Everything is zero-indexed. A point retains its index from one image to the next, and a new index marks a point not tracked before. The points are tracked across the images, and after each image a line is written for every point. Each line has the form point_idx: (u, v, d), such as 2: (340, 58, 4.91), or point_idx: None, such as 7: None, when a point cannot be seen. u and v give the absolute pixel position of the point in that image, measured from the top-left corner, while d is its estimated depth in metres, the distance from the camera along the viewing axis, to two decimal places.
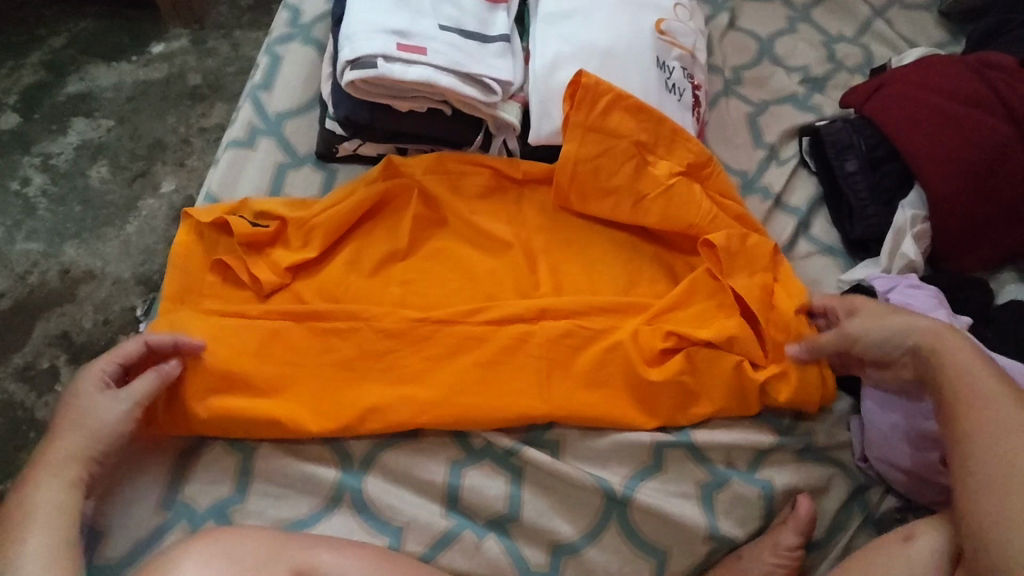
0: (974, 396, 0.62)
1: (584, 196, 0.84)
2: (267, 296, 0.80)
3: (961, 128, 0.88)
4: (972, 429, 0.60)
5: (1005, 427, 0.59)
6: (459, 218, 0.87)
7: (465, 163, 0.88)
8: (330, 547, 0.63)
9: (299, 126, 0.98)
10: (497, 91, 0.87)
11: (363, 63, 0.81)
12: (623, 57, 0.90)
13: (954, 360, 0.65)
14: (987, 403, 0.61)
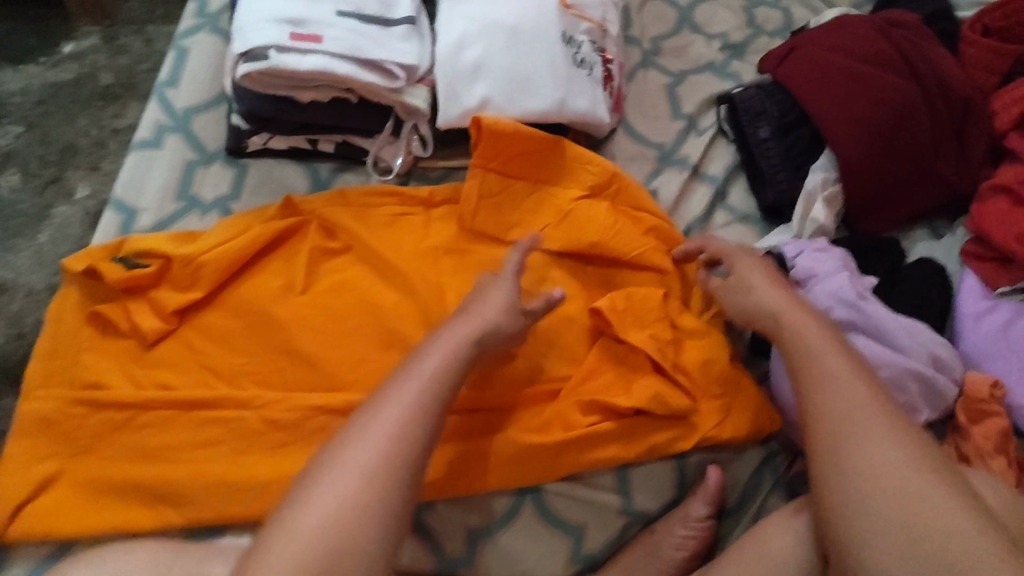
0: (821, 376, 0.64)
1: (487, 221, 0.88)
2: (152, 345, 0.78)
3: (867, 89, 0.89)
4: (818, 409, 0.63)
5: (844, 406, 0.62)
6: (363, 232, 0.87)
7: (378, 193, 0.90)
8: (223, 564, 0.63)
9: (207, 123, 0.95)
10: (401, 76, 0.85)
11: (255, 55, 0.79)
12: (531, 33, 0.88)
13: (808, 340, 0.68)
14: (835, 381, 0.63)
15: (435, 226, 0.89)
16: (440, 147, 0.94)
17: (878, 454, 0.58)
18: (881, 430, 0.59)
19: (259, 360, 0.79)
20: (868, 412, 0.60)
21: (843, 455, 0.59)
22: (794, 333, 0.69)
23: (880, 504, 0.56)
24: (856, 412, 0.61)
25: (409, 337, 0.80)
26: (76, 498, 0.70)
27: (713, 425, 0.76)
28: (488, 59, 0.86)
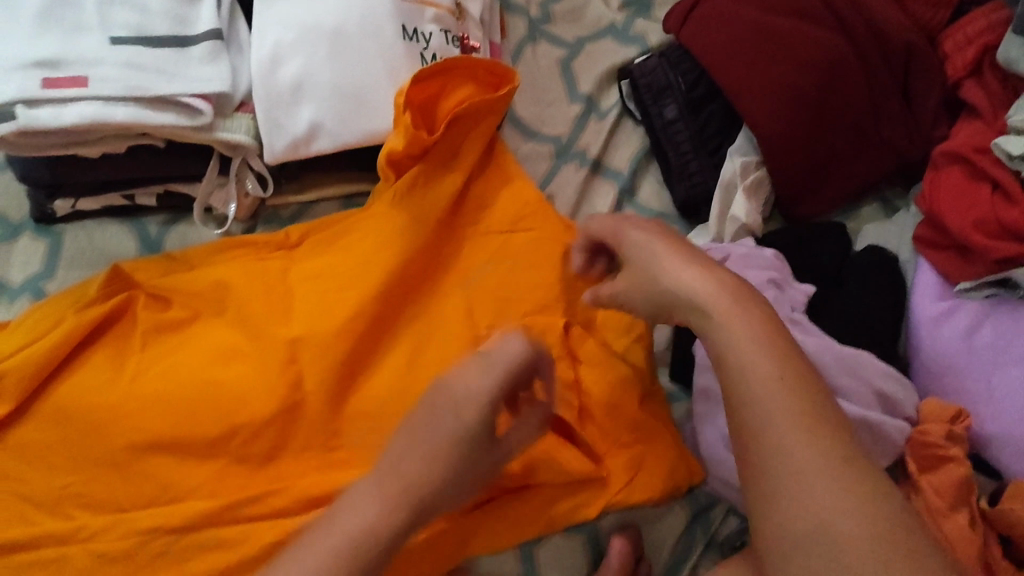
0: (754, 392, 0.46)
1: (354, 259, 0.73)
2: None
3: (783, 48, 0.73)
4: (754, 437, 0.45)
5: (787, 431, 0.44)
6: (209, 298, 0.74)
7: (226, 248, 0.76)
8: None
9: (5, 185, 0.80)
10: (205, 109, 0.69)
11: (3, 115, 0.63)
12: (358, 32, 0.72)
13: (730, 334, 0.48)
14: (761, 395, 0.46)
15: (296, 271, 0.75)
16: (287, 181, 0.79)
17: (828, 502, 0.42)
18: (837, 472, 0.43)
19: (84, 475, 0.66)
20: (813, 439, 0.44)
21: (791, 510, 0.43)
22: (719, 326, 0.48)
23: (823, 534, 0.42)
24: (796, 443, 0.44)
25: (260, 426, 0.67)
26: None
27: (621, 485, 0.65)
28: (310, 74, 0.71)
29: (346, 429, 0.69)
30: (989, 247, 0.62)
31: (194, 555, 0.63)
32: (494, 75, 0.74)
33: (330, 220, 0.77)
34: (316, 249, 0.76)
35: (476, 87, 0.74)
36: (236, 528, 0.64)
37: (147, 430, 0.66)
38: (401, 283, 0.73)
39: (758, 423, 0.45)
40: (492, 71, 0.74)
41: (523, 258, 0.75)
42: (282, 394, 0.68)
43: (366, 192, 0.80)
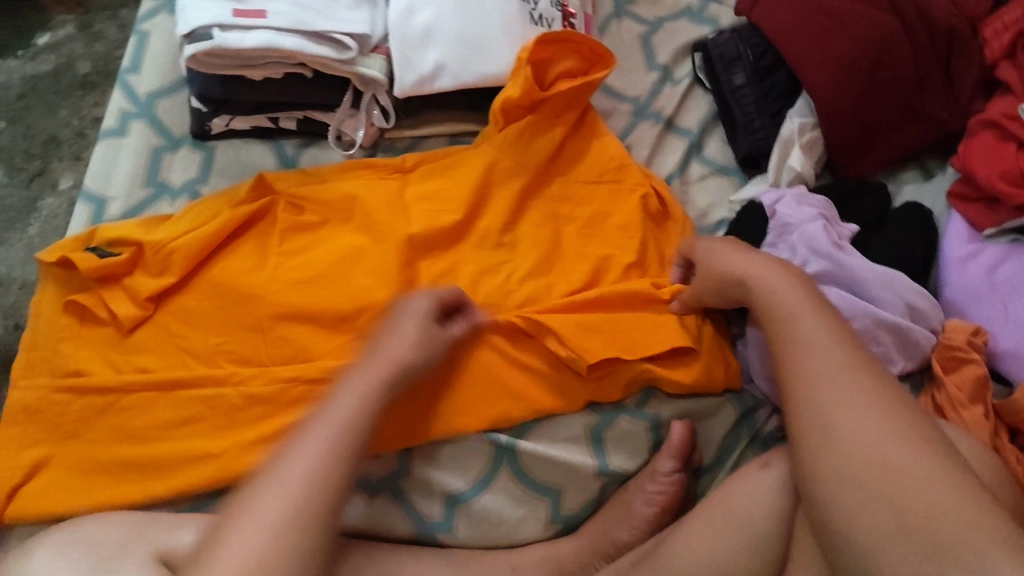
0: (792, 336, 0.59)
1: (464, 185, 0.87)
2: (130, 331, 0.79)
3: (843, 26, 0.85)
4: (798, 369, 0.57)
5: (830, 370, 0.55)
6: (340, 207, 0.87)
7: (351, 169, 0.90)
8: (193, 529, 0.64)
9: (171, 106, 0.95)
10: (351, 46, 0.84)
11: (200, 36, 0.79)
12: None
13: (781, 301, 0.62)
14: (797, 338, 0.59)
15: (412, 189, 0.88)
16: (405, 117, 0.93)
17: (855, 426, 0.52)
18: (873, 401, 0.53)
19: (237, 335, 0.79)
20: (851, 376, 0.54)
21: (847, 454, 0.51)
22: (774, 291, 0.62)
23: (894, 494, 0.49)
24: (833, 376, 0.55)
25: (380, 309, 0.80)
26: (67, 477, 0.72)
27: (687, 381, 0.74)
28: (438, 22, 0.85)
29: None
30: (1012, 195, 0.73)
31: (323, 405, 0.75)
32: (595, 54, 0.88)
33: (442, 157, 0.90)
34: (427, 175, 0.89)
35: (580, 60, 0.88)
36: None
37: (288, 303, 0.80)
38: (501, 205, 0.87)
39: (791, 363, 0.58)
40: (594, 51, 0.88)
41: (604, 191, 0.87)
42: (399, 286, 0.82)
43: (471, 132, 0.93)
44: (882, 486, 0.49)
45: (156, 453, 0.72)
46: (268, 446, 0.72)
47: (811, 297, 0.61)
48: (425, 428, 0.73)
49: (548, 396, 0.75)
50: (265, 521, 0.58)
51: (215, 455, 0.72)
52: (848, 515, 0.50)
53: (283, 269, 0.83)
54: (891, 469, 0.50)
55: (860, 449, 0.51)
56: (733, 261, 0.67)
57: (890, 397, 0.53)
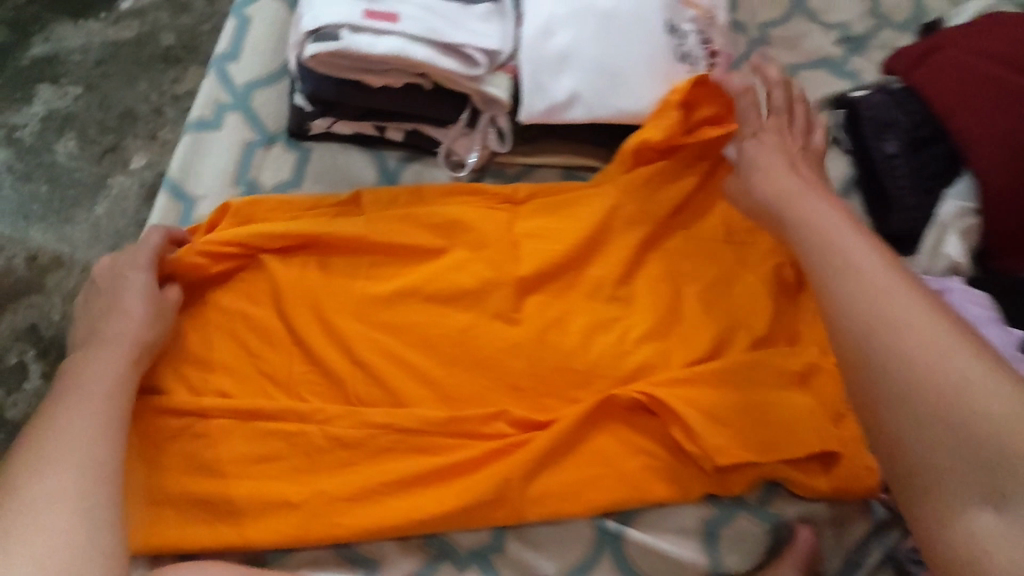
0: (840, 253, 0.58)
1: (582, 227, 0.79)
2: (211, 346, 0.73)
3: (1017, 104, 0.77)
4: (830, 268, 0.58)
5: (897, 288, 0.54)
6: (443, 233, 0.79)
7: (459, 194, 0.82)
8: None
9: (268, 99, 0.88)
10: (482, 62, 0.76)
11: (324, 35, 0.72)
12: (630, 18, 0.77)
13: (837, 243, 0.59)
14: (840, 248, 0.59)
15: (522, 224, 0.80)
16: (520, 143, 0.85)
17: (958, 365, 0.48)
18: (942, 330, 0.50)
19: (322, 366, 0.72)
20: (933, 317, 0.51)
21: (914, 386, 0.49)
22: (842, 246, 0.59)
23: (959, 426, 0.46)
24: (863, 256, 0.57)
25: (481, 358, 0.73)
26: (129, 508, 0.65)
27: (816, 482, 0.68)
28: (578, 47, 0.77)
29: (557, 375, 0.73)
30: None
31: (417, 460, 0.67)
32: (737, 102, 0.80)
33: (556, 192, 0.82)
34: (541, 210, 0.81)
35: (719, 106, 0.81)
36: (453, 446, 0.68)
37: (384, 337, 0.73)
38: (621, 253, 0.78)
39: (840, 287, 0.56)
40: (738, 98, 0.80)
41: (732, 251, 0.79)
42: (503, 333, 0.75)
43: (588, 168, 0.85)
44: (974, 440, 0.46)
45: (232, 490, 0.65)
46: (355, 499, 0.65)
47: (873, 244, 0.59)
48: (526, 500, 0.66)
49: (663, 480, 0.68)
50: (66, 453, 0.57)
51: (295, 504, 0.65)
52: (935, 470, 0.47)
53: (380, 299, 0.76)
54: (961, 382, 0.47)
55: (946, 372, 0.48)
56: (775, 181, 0.70)
57: (958, 325, 0.51)
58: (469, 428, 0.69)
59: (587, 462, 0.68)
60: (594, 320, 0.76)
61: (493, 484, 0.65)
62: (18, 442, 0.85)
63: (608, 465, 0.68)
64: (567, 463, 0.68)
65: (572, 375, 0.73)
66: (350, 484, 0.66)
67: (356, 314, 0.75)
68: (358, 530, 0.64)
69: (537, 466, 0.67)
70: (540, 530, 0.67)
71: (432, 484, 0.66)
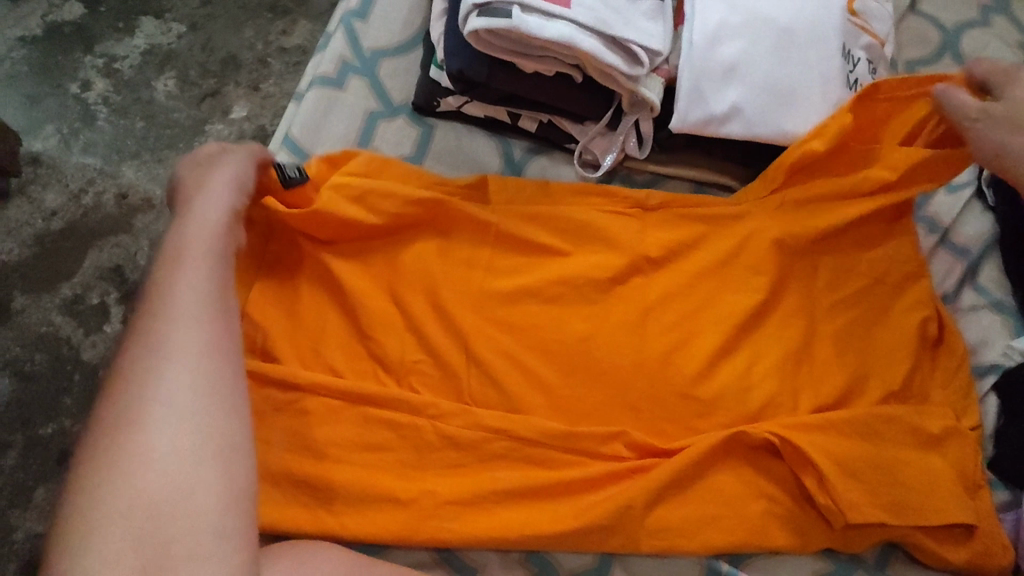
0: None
1: (717, 246, 0.74)
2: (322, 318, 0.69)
3: None
4: None
5: None
6: (568, 231, 0.75)
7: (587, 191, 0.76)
8: None
9: (396, 68, 0.84)
10: (644, 62, 0.72)
11: (492, 10, 0.67)
12: (808, 37, 0.73)
13: None
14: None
15: (652, 233, 0.75)
16: (656, 150, 0.81)
17: None
18: None
19: (436, 356, 0.68)
20: None
21: None
22: None
23: None
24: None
25: (603, 371, 0.68)
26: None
27: (946, 551, 0.64)
28: (747, 59, 0.73)
29: (683, 404, 0.68)
30: None
31: (530, 472, 0.63)
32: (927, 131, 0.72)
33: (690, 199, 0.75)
34: (673, 221, 0.76)
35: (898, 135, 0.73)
36: (568, 463, 0.64)
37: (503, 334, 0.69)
38: (762, 280, 0.72)
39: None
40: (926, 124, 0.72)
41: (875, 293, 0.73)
42: (627, 346, 0.69)
43: (723, 187, 0.81)
44: None
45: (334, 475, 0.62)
46: (462, 504, 0.61)
47: None
48: (641, 530, 0.62)
49: (784, 530, 0.64)
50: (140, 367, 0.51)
51: (402, 501, 0.61)
52: None
53: (499, 291, 0.71)
54: None
55: None
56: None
57: None
58: (587, 447, 0.65)
59: (707, 499, 0.64)
60: (725, 348, 0.70)
61: (610, 510, 0.61)
62: (92, 385, 0.82)
63: (729, 505, 0.64)
64: (686, 497, 0.64)
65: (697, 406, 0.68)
66: (459, 489, 0.62)
67: (474, 305, 0.70)
68: (463, 537, 0.60)
69: (656, 496, 0.63)
70: (646, 563, 0.63)
71: (543, 500, 0.63)
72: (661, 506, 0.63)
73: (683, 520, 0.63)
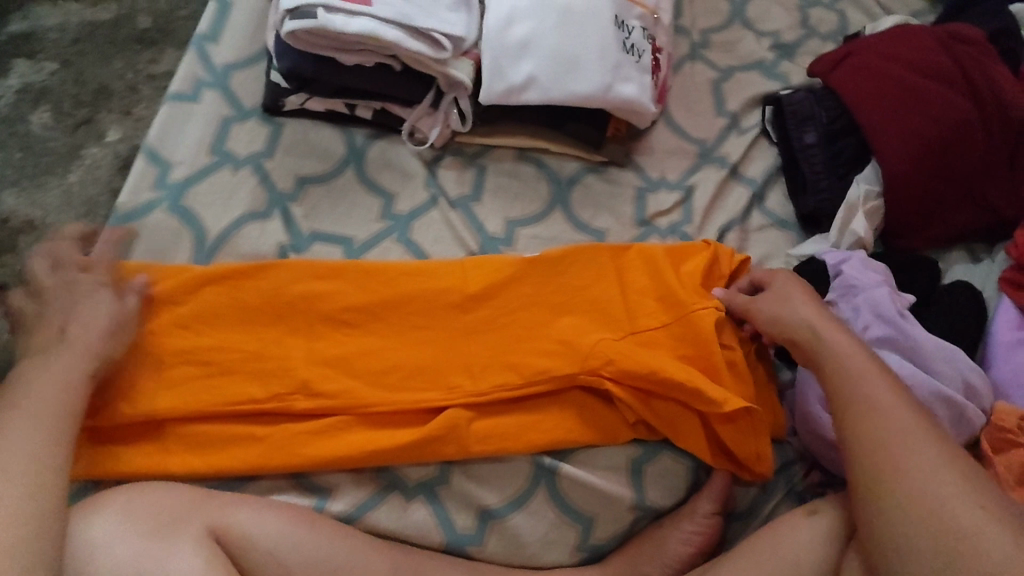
0: (867, 398, 0.63)
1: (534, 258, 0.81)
2: (174, 297, 0.76)
3: (923, 103, 0.87)
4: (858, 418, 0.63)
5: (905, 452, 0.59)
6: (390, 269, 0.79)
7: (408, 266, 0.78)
8: (247, 507, 0.65)
9: (246, 78, 0.93)
10: (448, 47, 0.83)
11: (302, 12, 0.79)
12: (583, 13, 0.86)
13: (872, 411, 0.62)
14: (858, 386, 0.64)
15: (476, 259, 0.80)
16: (480, 124, 0.92)
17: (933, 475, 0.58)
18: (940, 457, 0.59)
19: (285, 319, 0.77)
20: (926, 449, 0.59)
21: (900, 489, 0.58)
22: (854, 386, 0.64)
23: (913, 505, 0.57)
24: (899, 430, 0.61)
25: (435, 310, 0.78)
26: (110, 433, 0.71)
27: (745, 439, 0.73)
28: (537, 36, 0.84)
29: (510, 331, 0.77)
30: None
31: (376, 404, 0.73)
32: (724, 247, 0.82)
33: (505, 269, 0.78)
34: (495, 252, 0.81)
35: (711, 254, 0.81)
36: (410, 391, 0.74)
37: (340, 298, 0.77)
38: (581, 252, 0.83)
39: (887, 467, 0.59)
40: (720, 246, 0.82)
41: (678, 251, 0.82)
42: (455, 292, 0.79)
43: (541, 149, 0.93)
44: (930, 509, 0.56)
45: (200, 428, 0.71)
46: (315, 437, 0.71)
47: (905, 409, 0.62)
48: (470, 444, 0.72)
49: (594, 426, 0.75)
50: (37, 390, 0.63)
51: (258, 438, 0.71)
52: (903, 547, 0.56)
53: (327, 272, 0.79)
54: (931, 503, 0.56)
55: (919, 485, 0.58)
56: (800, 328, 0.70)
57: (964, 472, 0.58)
58: (419, 382, 0.74)
59: (527, 411, 0.75)
60: (541, 285, 0.80)
61: (437, 425, 0.71)
62: None
63: (544, 409, 0.75)
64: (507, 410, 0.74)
65: (525, 330, 0.78)
66: (313, 419, 0.72)
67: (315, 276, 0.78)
68: (315, 462, 0.70)
69: (478, 410, 0.74)
70: (481, 468, 0.73)
71: (384, 422, 0.73)
72: (485, 417, 0.74)
73: (507, 431, 0.73)
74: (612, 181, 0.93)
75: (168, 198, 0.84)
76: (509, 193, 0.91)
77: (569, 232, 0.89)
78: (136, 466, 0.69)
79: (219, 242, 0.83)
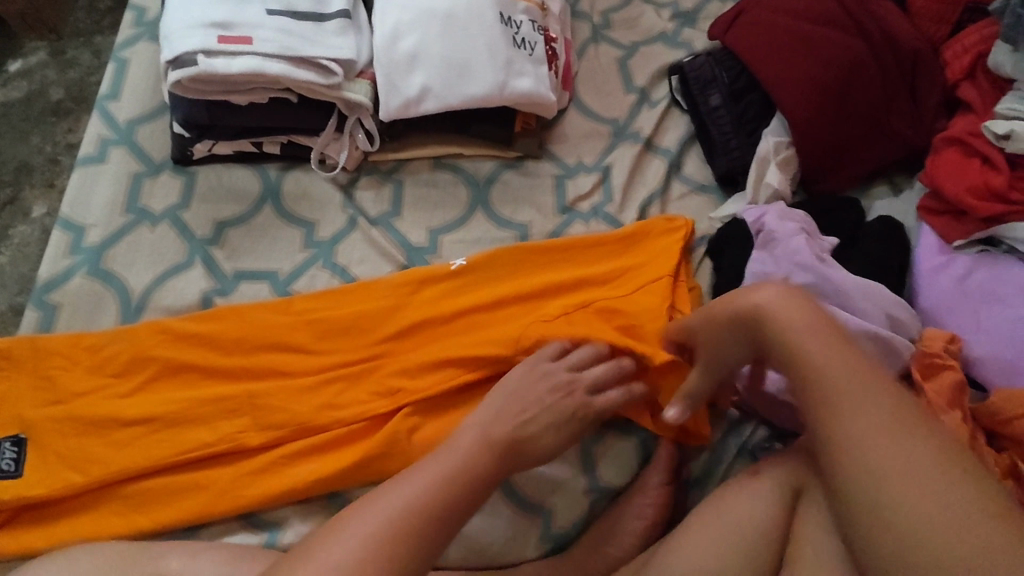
0: (835, 390, 0.51)
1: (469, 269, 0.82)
2: (105, 361, 0.77)
3: (814, 49, 0.88)
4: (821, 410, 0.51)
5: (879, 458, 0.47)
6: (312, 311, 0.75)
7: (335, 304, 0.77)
8: (181, 553, 0.66)
9: (152, 132, 0.94)
10: (338, 71, 0.84)
11: (183, 62, 0.81)
12: (467, 16, 0.87)
13: (835, 399, 0.50)
14: (836, 388, 0.51)
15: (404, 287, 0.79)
16: (388, 140, 0.93)
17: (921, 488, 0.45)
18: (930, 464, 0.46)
19: (223, 357, 0.78)
20: (911, 455, 0.46)
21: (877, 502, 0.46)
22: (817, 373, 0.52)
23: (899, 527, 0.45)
24: (894, 451, 0.47)
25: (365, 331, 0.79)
26: (59, 505, 0.72)
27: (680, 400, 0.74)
28: (425, 47, 0.85)
29: (443, 331, 0.79)
30: (979, 207, 0.76)
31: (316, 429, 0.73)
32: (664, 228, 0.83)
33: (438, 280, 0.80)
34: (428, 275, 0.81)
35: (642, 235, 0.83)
36: (352, 413, 0.74)
37: (271, 333, 0.78)
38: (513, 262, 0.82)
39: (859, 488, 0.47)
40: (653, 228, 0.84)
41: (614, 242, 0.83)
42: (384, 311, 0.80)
43: (454, 155, 0.94)
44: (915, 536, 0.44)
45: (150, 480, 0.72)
46: (265, 474, 0.72)
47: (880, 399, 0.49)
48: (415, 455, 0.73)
49: None
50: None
51: (202, 485, 0.72)
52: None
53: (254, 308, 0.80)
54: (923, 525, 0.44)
55: (901, 504, 0.45)
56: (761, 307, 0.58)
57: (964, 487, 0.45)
58: (354, 410, 0.74)
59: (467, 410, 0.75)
60: (471, 292, 0.82)
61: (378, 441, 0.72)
62: None
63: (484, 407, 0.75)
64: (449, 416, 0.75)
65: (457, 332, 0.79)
66: (257, 458, 0.73)
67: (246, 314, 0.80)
68: (265, 496, 0.71)
69: (417, 418, 0.74)
70: None
71: (329, 448, 0.74)
72: (429, 425, 0.74)
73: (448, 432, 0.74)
74: (529, 174, 0.94)
75: (86, 262, 0.85)
76: (428, 203, 0.91)
77: (491, 231, 0.90)
78: (90, 529, 0.71)
79: (143, 299, 0.83)
